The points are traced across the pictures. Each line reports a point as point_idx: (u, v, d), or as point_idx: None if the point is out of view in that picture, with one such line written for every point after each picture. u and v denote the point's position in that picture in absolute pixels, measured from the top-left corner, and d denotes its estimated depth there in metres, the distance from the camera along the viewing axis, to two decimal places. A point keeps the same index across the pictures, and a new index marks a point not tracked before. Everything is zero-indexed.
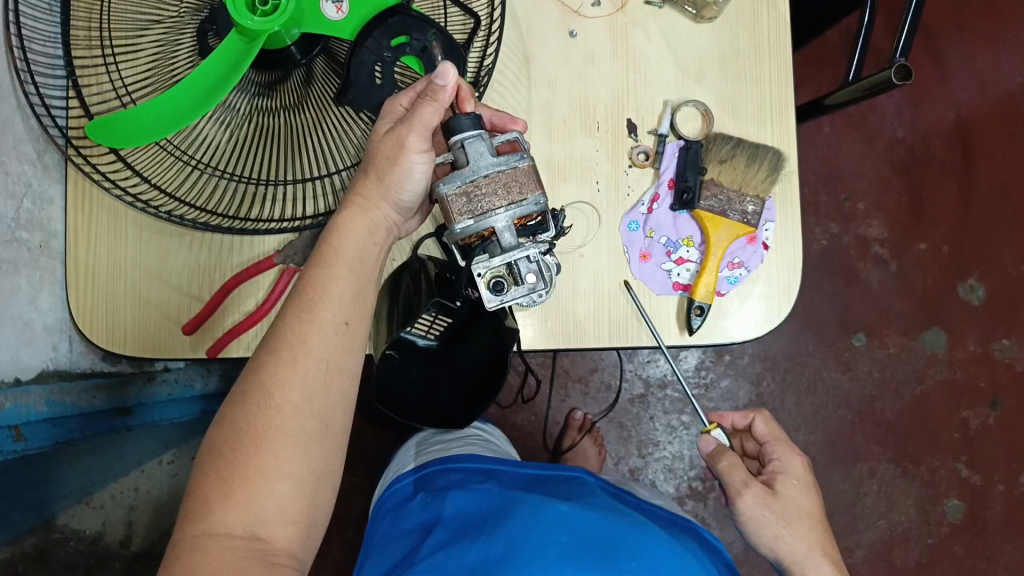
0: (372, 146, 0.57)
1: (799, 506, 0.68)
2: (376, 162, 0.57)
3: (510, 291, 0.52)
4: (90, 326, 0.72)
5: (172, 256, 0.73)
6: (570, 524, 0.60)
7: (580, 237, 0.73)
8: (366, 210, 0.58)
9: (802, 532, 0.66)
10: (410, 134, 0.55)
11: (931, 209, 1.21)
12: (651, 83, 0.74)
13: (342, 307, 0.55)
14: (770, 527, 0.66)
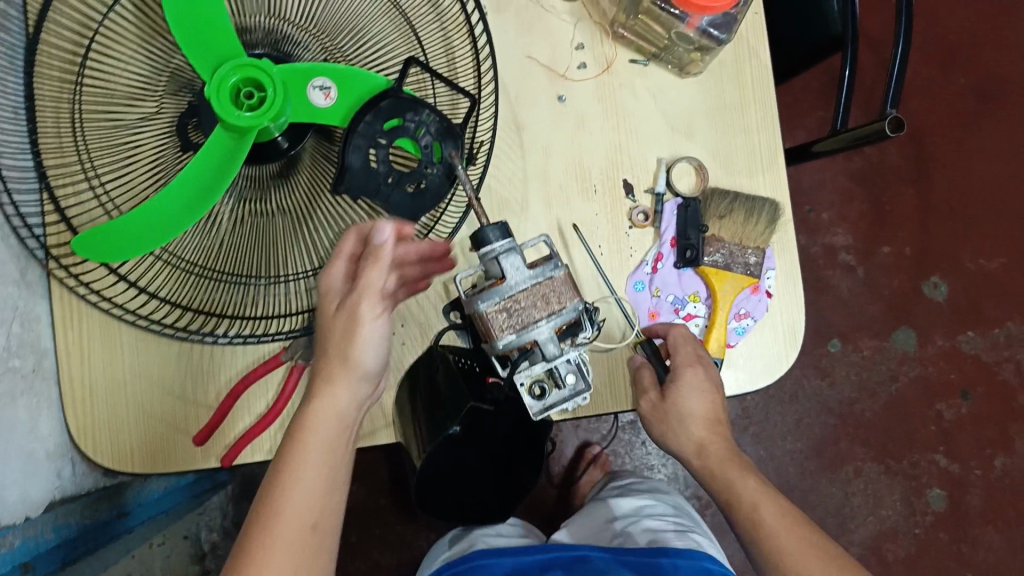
0: (326, 321, 0.55)
1: (688, 410, 0.67)
2: (335, 339, 0.54)
3: (551, 394, 0.52)
4: (93, 447, 0.68)
5: (172, 364, 0.70)
6: None
7: (620, 327, 0.73)
8: (329, 385, 0.54)
9: (688, 433, 0.67)
10: (365, 301, 0.54)
11: (891, 213, 1.25)
12: (643, 141, 0.74)
13: (309, 509, 0.52)
14: (659, 426, 0.69)
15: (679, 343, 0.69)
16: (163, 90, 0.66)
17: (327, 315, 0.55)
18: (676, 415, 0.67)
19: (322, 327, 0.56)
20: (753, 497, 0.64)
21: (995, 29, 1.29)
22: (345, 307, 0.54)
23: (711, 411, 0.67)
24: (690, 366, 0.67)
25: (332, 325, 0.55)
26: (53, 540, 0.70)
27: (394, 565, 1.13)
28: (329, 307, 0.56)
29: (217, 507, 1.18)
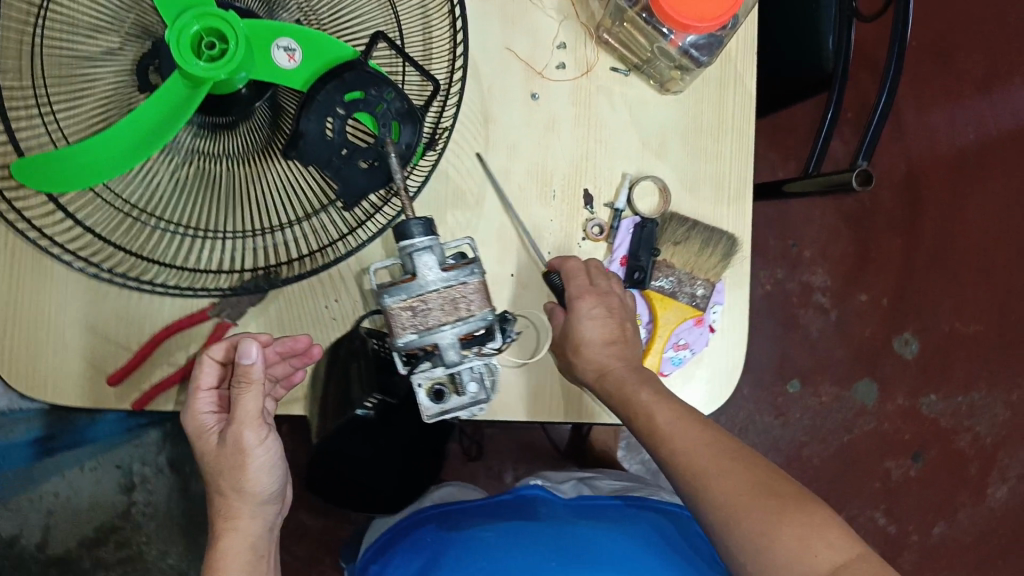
0: (214, 458, 0.64)
1: (583, 336, 0.67)
2: (227, 472, 0.64)
3: (451, 397, 0.52)
4: (9, 372, 0.68)
5: (101, 303, 0.69)
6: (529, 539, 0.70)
7: (539, 346, 0.71)
8: (231, 519, 0.65)
9: (588, 357, 0.67)
10: (245, 430, 0.63)
11: (875, 261, 1.23)
12: (612, 153, 0.72)
13: None
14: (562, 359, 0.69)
15: (571, 275, 0.68)
16: (125, 24, 0.66)
17: (212, 451, 0.64)
18: (573, 344, 0.68)
19: (212, 460, 0.64)
20: (647, 406, 0.64)
21: (1013, 92, 1.27)
22: (228, 442, 0.63)
23: (605, 333, 0.68)
24: (584, 297, 0.67)
25: (222, 461, 0.64)
26: None
27: (320, 529, 1.14)
28: (212, 444, 0.64)
29: (154, 442, 1.16)
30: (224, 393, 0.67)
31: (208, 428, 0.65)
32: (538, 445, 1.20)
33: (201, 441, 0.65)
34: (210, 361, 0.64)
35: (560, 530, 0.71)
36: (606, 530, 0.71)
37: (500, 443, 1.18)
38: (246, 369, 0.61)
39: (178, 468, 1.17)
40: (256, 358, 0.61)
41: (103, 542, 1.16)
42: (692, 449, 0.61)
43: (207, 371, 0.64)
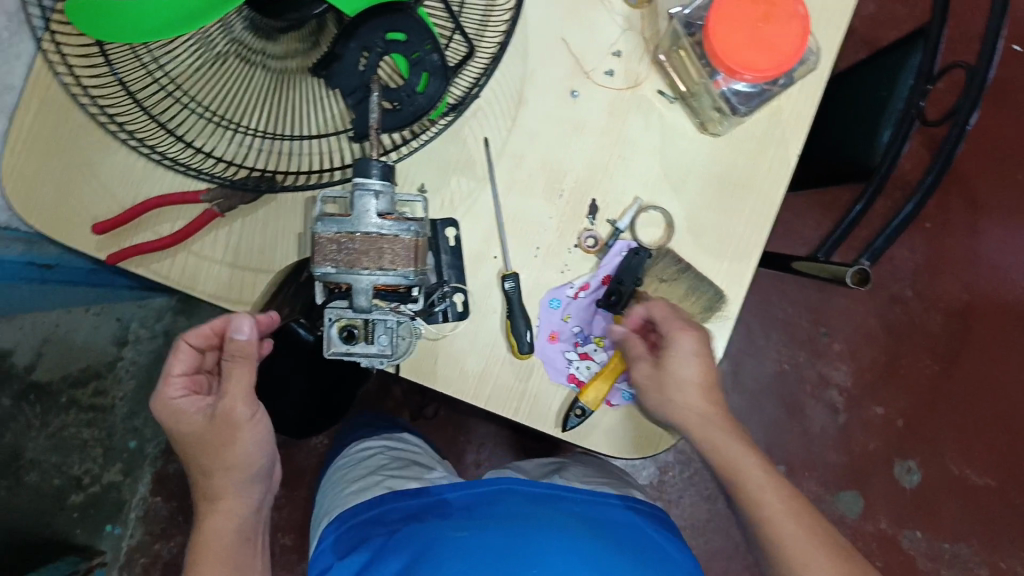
0: (203, 435, 0.63)
1: (679, 375, 0.66)
2: (216, 446, 0.63)
3: (359, 343, 0.53)
4: (11, 188, 0.71)
5: (109, 154, 0.71)
6: (504, 543, 0.62)
7: (491, 334, 0.71)
8: (215, 501, 0.64)
9: (687, 401, 0.66)
10: (239, 403, 0.62)
11: (902, 377, 1.18)
12: (629, 173, 0.71)
13: None
14: (654, 398, 0.67)
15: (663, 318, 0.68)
16: None
17: (199, 429, 0.63)
18: (672, 385, 0.66)
19: (197, 437, 0.63)
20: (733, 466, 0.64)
21: None
22: (220, 417, 0.62)
23: (705, 379, 0.67)
24: (683, 331, 0.67)
25: (213, 437, 0.63)
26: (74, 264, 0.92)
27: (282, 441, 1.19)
28: (199, 422, 0.63)
29: (157, 308, 1.25)
30: (199, 380, 0.66)
31: (191, 407, 0.63)
32: (508, 433, 1.22)
33: (182, 421, 0.63)
34: (186, 345, 0.64)
35: (538, 534, 0.63)
36: (582, 535, 0.64)
37: (467, 419, 1.22)
38: (241, 344, 0.61)
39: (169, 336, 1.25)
40: (248, 335, 0.61)
41: (82, 384, 1.19)
42: (798, 534, 0.59)
43: (182, 355, 0.64)
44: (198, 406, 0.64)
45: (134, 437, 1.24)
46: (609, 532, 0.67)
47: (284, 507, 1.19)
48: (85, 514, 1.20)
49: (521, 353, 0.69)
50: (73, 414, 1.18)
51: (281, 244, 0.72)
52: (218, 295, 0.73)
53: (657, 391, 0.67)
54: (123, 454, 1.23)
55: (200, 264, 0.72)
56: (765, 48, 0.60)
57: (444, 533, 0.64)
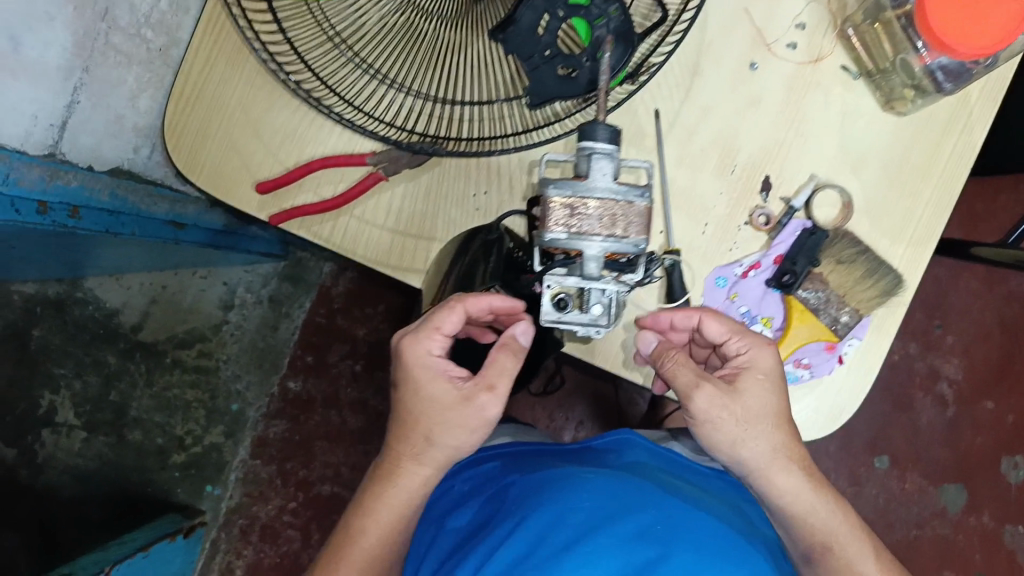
0: (443, 409, 0.57)
1: (761, 409, 0.59)
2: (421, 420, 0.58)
3: (572, 311, 0.52)
4: (174, 143, 0.70)
5: (275, 113, 0.70)
6: (612, 488, 0.62)
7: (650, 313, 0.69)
8: (419, 464, 0.59)
9: (770, 434, 0.59)
10: (494, 404, 0.57)
11: (1016, 374, 1.15)
12: (806, 151, 0.68)
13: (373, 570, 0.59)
14: (731, 430, 0.58)
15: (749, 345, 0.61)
16: None
17: (438, 403, 0.58)
18: (740, 411, 0.58)
19: (431, 399, 0.58)
20: (829, 527, 0.61)
21: None
22: (471, 403, 0.57)
23: (778, 411, 0.60)
24: (761, 347, 0.61)
25: (455, 414, 0.57)
26: (205, 218, 0.91)
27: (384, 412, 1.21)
28: (444, 392, 0.57)
29: (263, 274, 1.22)
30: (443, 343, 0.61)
31: (438, 373, 0.58)
32: (607, 412, 1.19)
33: (424, 373, 0.58)
34: (460, 310, 0.58)
35: (649, 490, 0.63)
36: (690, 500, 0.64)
37: (563, 397, 1.19)
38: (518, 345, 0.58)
39: (274, 302, 1.22)
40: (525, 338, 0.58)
41: (187, 345, 1.19)
42: None
43: (452, 316, 0.58)
44: (444, 373, 0.58)
45: (236, 400, 1.21)
46: (713, 504, 0.67)
47: None
48: (187, 475, 1.19)
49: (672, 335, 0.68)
50: (176, 375, 1.19)
51: (443, 212, 0.72)
52: (377, 261, 0.72)
53: (739, 426, 0.58)
54: (225, 417, 1.21)
55: (360, 228, 0.72)
56: (982, 25, 0.57)
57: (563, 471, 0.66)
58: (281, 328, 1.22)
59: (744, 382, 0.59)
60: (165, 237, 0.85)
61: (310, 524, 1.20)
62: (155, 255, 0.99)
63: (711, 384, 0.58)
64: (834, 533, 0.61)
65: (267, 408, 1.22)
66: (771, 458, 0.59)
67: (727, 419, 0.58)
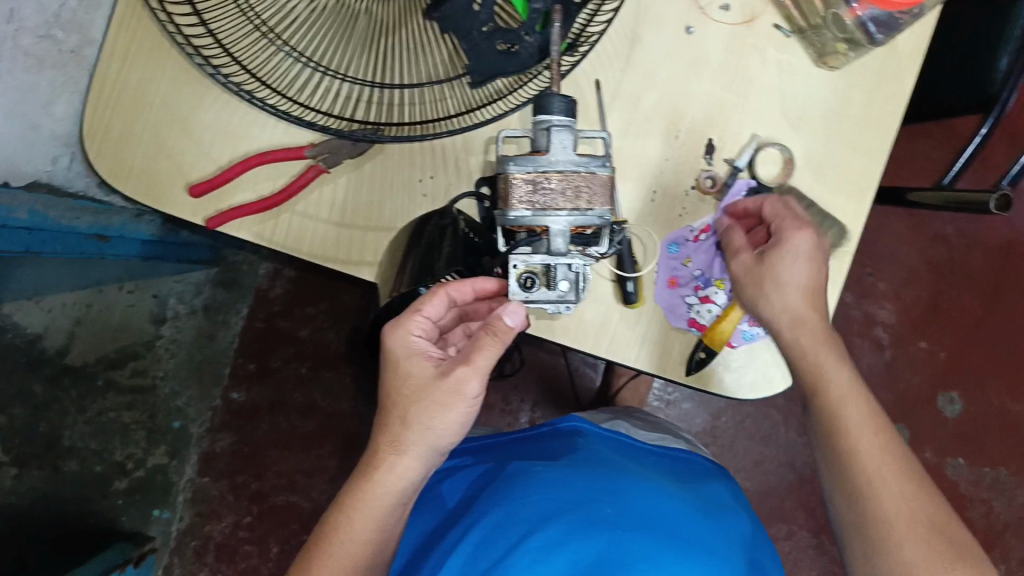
0: (421, 388, 0.57)
1: (786, 278, 0.63)
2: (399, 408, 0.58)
3: (539, 290, 0.51)
4: (97, 152, 0.66)
5: (204, 111, 0.67)
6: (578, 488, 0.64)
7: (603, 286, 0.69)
8: (399, 455, 0.58)
9: (785, 301, 0.62)
10: (472, 378, 0.56)
11: (944, 312, 1.20)
12: (747, 112, 0.69)
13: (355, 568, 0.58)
14: (749, 292, 0.64)
15: (782, 219, 0.64)
16: None
17: (416, 385, 0.57)
18: (770, 279, 0.63)
19: (409, 389, 0.58)
20: (817, 364, 0.62)
21: None
22: (447, 380, 0.56)
23: (812, 283, 0.63)
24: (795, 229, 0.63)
25: (431, 395, 0.57)
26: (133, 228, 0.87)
27: (337, 412, 1.18)
28: (424, 374, 0.58)
29: (195, 282, 1.17)
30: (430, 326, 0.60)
31: (418, 355, 0.58)
32: (561, 389, 1.19)
33: (404, 360, 0.58)
34: (443, 296, 0.57)
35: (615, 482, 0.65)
36: (654, 485, 0.67)
37: (518, 378, 1.19)
38: (505, 327, 0.54)
39: (209, 311, 1.18)
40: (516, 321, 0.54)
41: (119, 365, 1.13)
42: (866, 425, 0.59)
43: (435, 302, 0.57)
44: (429, 356, 0.58)
45: (178, 417, 1.17)
46: (674, 482, 0.70)
47: (338, 477, 1.17)
48: (131, 500, 1.13)
49: (630, 303, 0.69)
50: (110, 397, 1.12)
51: (390, 201, 0.70)
52: (324, 256, 0.70)
53: (758, 289, 0.63)
54: (167, 436, 1.16)
55: (305, 223, 0.69)
56: None
57: (527, 471, 0.67)
58: (219, 337, 1.18)
59: (774, 257, 0.63)
60: (88, 250, 0.81)
61: (267, 538, 1.16)
62: (82, 272, 0.94)
63: (750, 254, 0.65)
64: (822, 373, 0.62)
65: (212, 421, 1.18)
66: (792, 321, 0.62)
67: (756, 285, 0.64)
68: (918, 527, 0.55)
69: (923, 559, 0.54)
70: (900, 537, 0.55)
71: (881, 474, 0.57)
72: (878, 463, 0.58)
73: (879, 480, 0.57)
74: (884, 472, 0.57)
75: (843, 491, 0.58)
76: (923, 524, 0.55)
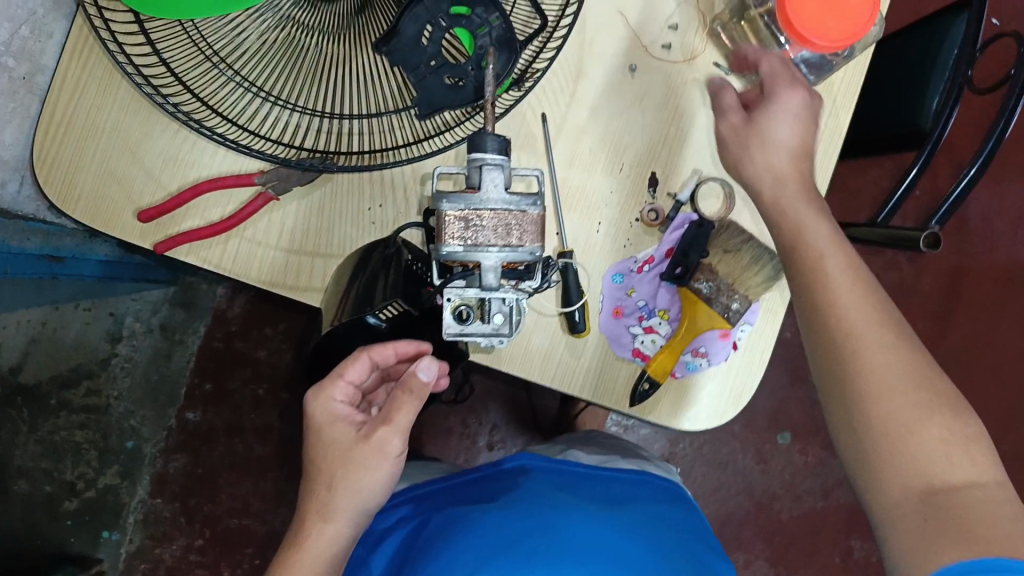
0: (346, 450, 0.58)
1: (773, 134, 0.64)
2: (328, 467, 0.59)
3: (473, 322, 0.53)
4: (47, 176, 0.67)
5: (154, 137, 0.68)
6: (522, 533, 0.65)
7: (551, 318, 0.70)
8: (327, 521, 0.58)
9: (766, 158, 0.64)
10: (394, 437, 0.58)
11: None
12: (688, 146, 0.71)
13: None
14: (733, 150, 0.66)
15: (775, 73, 0.65)
16: None
17: (341, 448, 0.59)
18: (756, 140, 0.65)
19: (336, 452, 0.59)
20: (799, 222, 0.61)
21: None
22: (370, 441, 0.58)
23: (799, 143, 0.64)
24: (789, 89, 0.64)
25: (356, 457, 0.58)
26: (84, 246, 0.88)
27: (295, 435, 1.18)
28: (348, 436, 0.59)
29: (153, 301, 1.17)
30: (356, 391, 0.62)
31: (342, 419, 0.60)
32: (519, 412, 1.20)
33: (330, 425, 0.60)
34: (363, 359, 0.59)
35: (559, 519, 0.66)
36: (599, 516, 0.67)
37: (477, 400, 1.20)
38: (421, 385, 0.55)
39: (167, 330, 1.18)
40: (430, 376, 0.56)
41: (73, 384, 1.13)
42: (840, 275, 0.57)
43: (357, 366, 0.59)
44: (353, 419, 0.60)
45: (132, 437, 1.16)
46: (621, 506, 0.71)
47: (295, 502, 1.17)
48: (79, 522, 1.14)
49: (577, 332, 0.70)
50: (63, 417, 1.13)
51: (339, 228, 0.71)
52: (272, 282, 0.71)
53: (741, 147, 0.65)
54: (121, 456, 1.15)
55: (253, 249, 0.70)
56: (840, 15, 0.61)
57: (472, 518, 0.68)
58: (175, 355, 1.18)
59: (765, 116, 0.64)
60: (41, 270, 0.82)
61: (219, 561, 1.16)
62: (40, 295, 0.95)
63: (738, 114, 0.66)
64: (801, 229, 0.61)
65: (165, 441, 1.17)
66: (769, 176, 0.64)
67: (744, 143, 0.65)
68: (897, 381, 0.51)
69: (905, 407, 0.50)
70: (878, 391, 0.51)
71: (864, 326, 0.54)
72: (857, 314, 0.54)
73: (858, 332, 0.54)
74: (866, 329, 0.54)
75: (822, 353, 0.55)
76: (909, 372, 0.52)
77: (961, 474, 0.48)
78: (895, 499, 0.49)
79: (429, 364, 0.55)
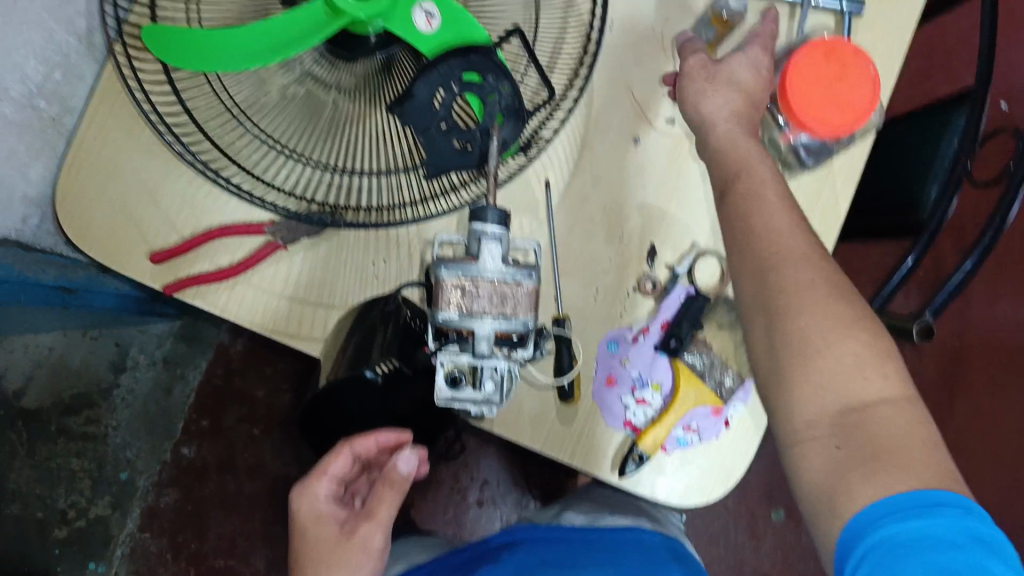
0: (329, 548, 0.65)
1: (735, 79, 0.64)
2: (313, 561, 0.66)
3: (466, 387, 0.54)
4: (65, 213, 0.69)
5: (171, 181, 0.70)
6: None
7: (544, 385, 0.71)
8: None
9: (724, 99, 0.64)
10: (375, 533, 0.65)
11: None
12: (687, 220, 0.73)
13: None
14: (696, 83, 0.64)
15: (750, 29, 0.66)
16: None
17: (324, 545, 0.66)
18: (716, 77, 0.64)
19: (319, 549, 0.66)
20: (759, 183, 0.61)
21: None
22: (353, 538, 0.65)
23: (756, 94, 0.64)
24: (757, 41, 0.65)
25: (338, 555, 0.65)
26: (94, 277, 0.90)
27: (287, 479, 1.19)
28: (331, 533, 0.66)
29: (158, 334, 1.19)
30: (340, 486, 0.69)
31: (326, 516, 0.67)
32: (512, 470, 1.20)
33: (314, 523, 0.67)
34: (345, 454, 0.66)
35: None
36: None
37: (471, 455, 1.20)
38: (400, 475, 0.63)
39: (169, 364, 1.20)
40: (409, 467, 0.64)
41: (74, 412, 1.12)
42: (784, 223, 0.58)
43: (340, 461, 0.67)
44: (336, 514, 0.67)
45: (126, 468, 1.17)
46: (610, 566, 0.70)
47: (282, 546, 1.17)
48: (66, 551, 1.13)
49: (565, 400, 0.71)
50: (62, 443, 1.11)
51: (342, 280, 0.73)
52: (273, 330, 0.72)
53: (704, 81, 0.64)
54: (113, 487, 1.16)
55: (257, 295, 0.72)
56: (841, 103, 0.62)
57: None
58: (175, 390, 1.20)
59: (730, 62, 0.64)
60: (54, 301, 0.84)
61: None
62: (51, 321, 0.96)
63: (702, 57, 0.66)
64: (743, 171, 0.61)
65: (159, 475, 1.19)
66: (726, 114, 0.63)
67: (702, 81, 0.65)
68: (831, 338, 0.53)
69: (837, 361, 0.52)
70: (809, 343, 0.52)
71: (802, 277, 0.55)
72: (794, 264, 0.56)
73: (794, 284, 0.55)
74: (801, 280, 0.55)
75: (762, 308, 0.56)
76: (837, 317, 0.53)
77: (870, 390, 0.51)
78: (811, 416, 0.52)
79: (407, 454, 0.63)
